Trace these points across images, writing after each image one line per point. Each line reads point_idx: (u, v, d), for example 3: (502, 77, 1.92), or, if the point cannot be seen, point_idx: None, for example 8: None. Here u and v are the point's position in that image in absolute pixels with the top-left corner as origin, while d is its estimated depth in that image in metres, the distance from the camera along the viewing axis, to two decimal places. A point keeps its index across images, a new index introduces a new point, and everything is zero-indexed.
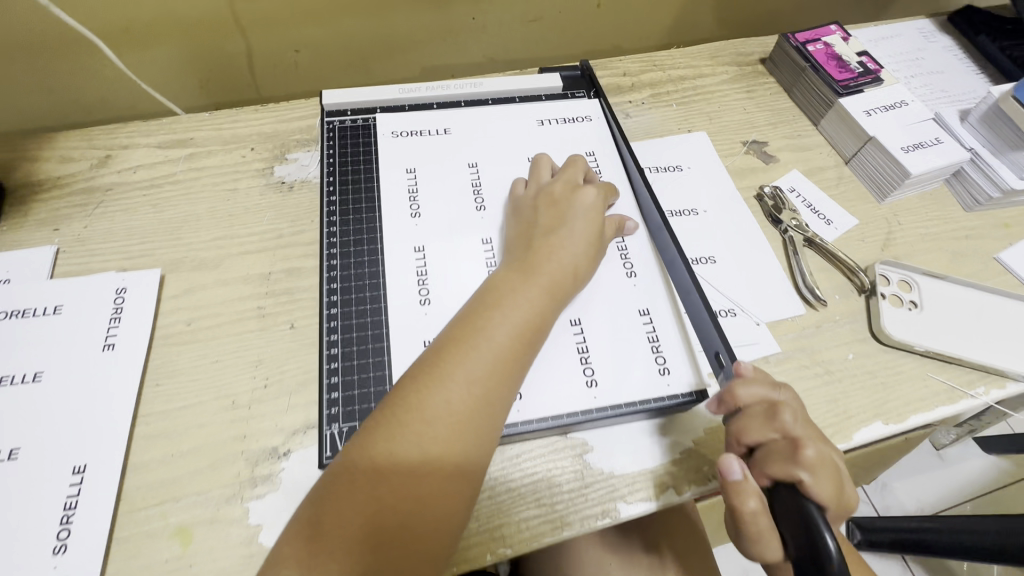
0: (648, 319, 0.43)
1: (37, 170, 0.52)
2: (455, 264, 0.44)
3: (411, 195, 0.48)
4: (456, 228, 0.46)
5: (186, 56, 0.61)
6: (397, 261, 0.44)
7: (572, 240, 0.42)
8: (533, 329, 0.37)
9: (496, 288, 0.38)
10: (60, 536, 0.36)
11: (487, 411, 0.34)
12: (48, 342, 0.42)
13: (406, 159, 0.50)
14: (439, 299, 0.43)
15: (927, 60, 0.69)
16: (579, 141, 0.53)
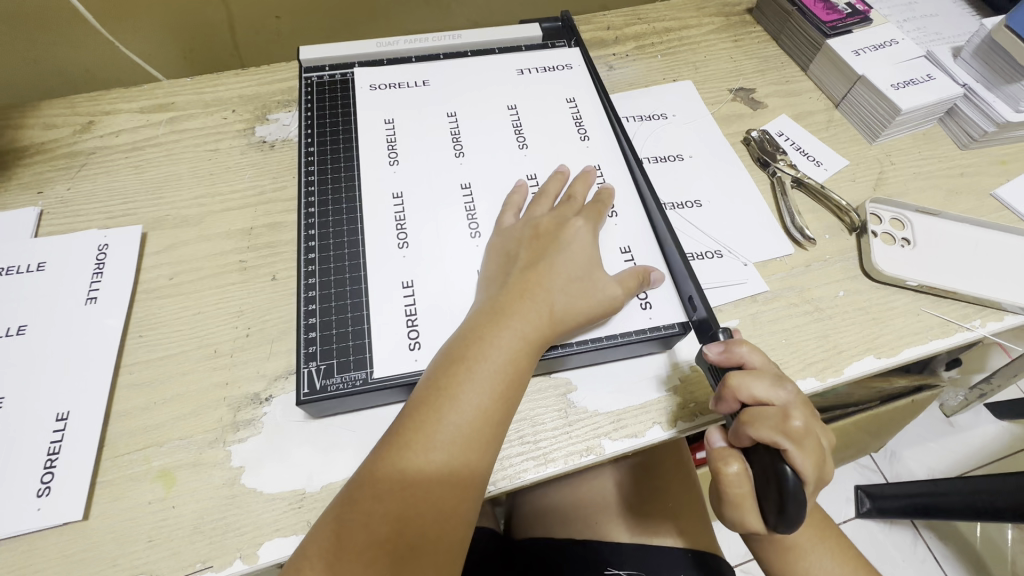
0: (629, 257, 0.43)
1: (22, 136, 0.53)
2: (433, 209, 0.44)
3: (389, 144, 0.48)
4: (434, 174, 0.46)
5: (167, 26, 0.61)
6: (375, 209, 0.44)
7: (558, 281, 0.38)
8: (512, 386, 0.35)
9: (470, 339, 0.35)
10: (43, 480, 0.36)
11: (464, 480, 0.32)
12: (32, 297, 0.43)
13: (384, 111, 0.50)
14: (418, 242, 0.42)
15: (921, 3, 0.67)
16: (559, 88, 0.53)
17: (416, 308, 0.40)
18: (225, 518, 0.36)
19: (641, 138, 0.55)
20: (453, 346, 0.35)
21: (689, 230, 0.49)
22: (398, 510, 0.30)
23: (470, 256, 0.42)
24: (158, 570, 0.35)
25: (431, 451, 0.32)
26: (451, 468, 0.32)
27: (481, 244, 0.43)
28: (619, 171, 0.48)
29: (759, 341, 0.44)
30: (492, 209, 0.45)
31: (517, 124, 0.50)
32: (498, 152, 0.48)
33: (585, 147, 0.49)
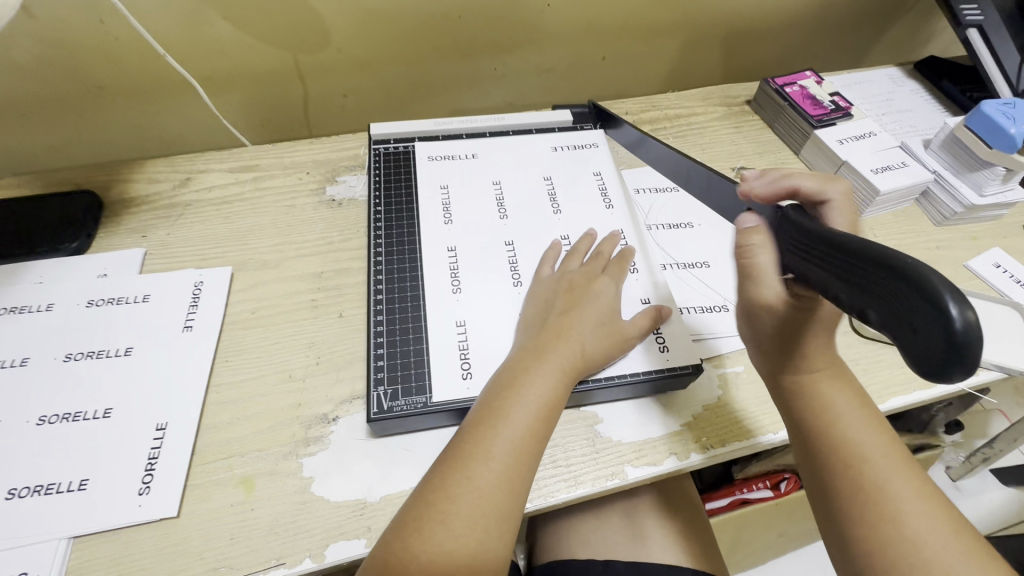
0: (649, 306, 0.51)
1: (130, 189, 0.63)
2: (482, 260, 0.52)
3: (445, 206, 0.57)
4: (483, 231, 0.55)
5: (254, 100, 0.73)
6: (432, 259, 0.52)
7: (590, 324, 0.46)
8: (552, 410, 0.41)
9: (516, 370, 0.42)
10: (144, 480, 0.42)
11: (516, 487, 0.38)
12: (138, 324, 0.50)
13: (440, 178, 0.59)
14: (468, 288, 0.50)
15: (897, 101, 0.77)
16: (588, 163, 0.62)
17: (468, 343, 0.47)
18: (297, 521, 0.41)
19: (656, 206, 0.63)
20: (502, 376, 0.42)
21: (699, 286, 0.56)
22: (463, 510, 0.36)
23: (513, 300, 0.50)
24: (237, 564, 0.39)
25: (490, 460, 0.38)
26: (506, 476, 0.37)
27: (521, 291, 0.50)
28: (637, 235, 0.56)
29: (762, 385, 0.50)
30: (531, 262, 0.53)
31: (552, 192, 0.59)
32: (535, 215, 0.57)
33: (610, 213, 0.57)
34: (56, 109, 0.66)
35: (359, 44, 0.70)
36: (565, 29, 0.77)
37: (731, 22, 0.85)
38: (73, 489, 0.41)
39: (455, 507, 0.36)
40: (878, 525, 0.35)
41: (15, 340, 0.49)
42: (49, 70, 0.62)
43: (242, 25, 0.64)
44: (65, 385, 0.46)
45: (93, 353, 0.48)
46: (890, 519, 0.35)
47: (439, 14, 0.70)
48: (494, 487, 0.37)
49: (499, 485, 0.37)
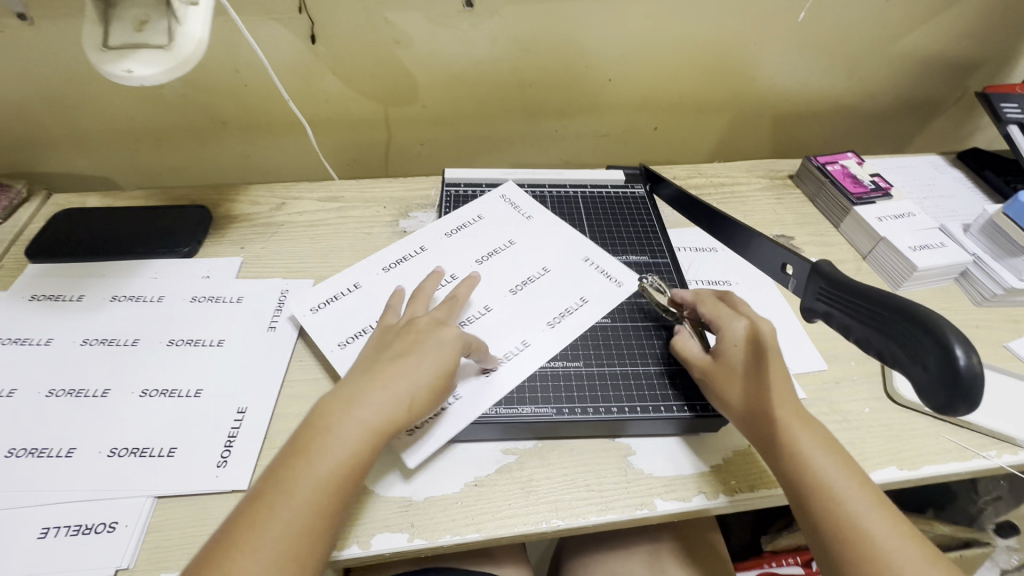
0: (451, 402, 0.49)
1: (235, 208, 0.73)
2: (424, 268, 0.61)
3: (463, 224, 0.66)
4: (452, 259, 0.62)
5: (344, 144, 0.84)
6: (399, 250, 0.63)
7: (421, 380, 0.45)
8: (354, 471, 0.41)
9: (314, 430, 0.42)
10: (223, 453, 0.47)
11: (293, 563, 0.37)
12: (231, 320, 0.58)
13: (482, 209, 0.68)
14: (396, 271, 0.61)
15: (938, 186, 0.81)
16: (594, 288, 0.60)
17: (343, 298, 0.58)
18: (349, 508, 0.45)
19: (696, 264, 0.68)
20: (302, 434, 0.42)
21: None
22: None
23: None
24: None
25: (269, 536, 0.37)
26: (287, 554, 0.37)
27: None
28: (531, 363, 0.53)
29: None
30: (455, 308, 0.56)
31: (533, 279, 0.60)
32: (497, 281, 0.60)
33: (542, 330, 0.55)
34: (184, 137, 0.79)
35: (441, 101, 0.81)
36: (623, 101, 0.86)
37: (778, 104, 0.92)
38: (162, 454, 0.47)
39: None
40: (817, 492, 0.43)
41: (130, 324, 0.57)
42: (187, 105, 0.75)
43: (347, 79, 0.75)
44: (166, 365, 0.53)
45: (192, 341, 0.55)
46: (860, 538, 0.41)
47: (513, 81, 0.80)
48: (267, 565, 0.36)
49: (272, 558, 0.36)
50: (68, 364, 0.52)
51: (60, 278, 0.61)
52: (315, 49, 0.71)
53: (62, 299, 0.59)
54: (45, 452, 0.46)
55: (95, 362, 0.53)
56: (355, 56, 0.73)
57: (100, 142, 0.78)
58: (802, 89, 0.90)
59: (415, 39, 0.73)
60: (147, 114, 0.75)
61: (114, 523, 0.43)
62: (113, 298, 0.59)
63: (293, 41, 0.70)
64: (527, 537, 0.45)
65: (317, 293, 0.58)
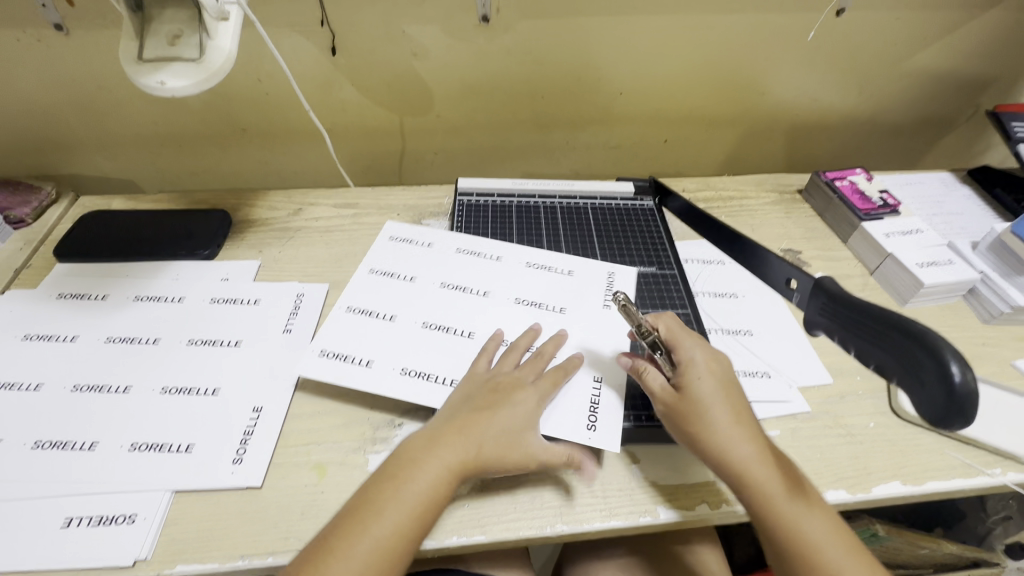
0: (401, 370, 0.52)
1: (254, 213, 0.75)
2: (477, 277, 0.62)
3: (549, 268, 0.64)
4: (500, 280, 0.62)
5: (361, 152, 0.86)
6: (485, 245, 0.66)
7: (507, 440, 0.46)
8: (431, 510, 0.43)
9: (405, 461, 0.45)
10: (239, 451, 0.49)
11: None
12: (249, 322, 0.60)
13: (576, 266, 0.64)
14: (458, 254, 0.65)
15: (947, 203, 0.81)
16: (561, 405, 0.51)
17: (417, 253, 0.65)
18: None
19: (703, 276, 0.69)
20: (399, 462, 0.45)
21: (742, 353, 0.60)
22: None
23: (437, 278, 0.62)
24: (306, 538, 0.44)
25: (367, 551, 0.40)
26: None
27: (430, 316, 0.57)
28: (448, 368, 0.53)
29: (797, 451, 0.52)
30: (452, 309, 0.58)
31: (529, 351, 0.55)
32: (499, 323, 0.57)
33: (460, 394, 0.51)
34: (207, 143, 0.81)
35: (455, 112, 0.83)
36: (634, 114, 0.87)
37: (787, 119, 0.93)
38: (181, 450, 0.48)
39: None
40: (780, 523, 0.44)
41: (152, 323, 0.59)
42: (211, 112, 0.77)
43: (364, 89, 0.78)
44: (186, 364, 0.55)
45: (211, 341, 0.57)
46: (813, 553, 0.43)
47: (526, 94, 0.82)
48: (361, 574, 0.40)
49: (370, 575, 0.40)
50: (92, 360, 0.54)
51: (86, 277, 0.63)
52: (335, 61, 0.74)
53: (88, 297, 0.61)
54: (69, 444, 0.48)
55: (118, 359, 0.55)
56: (374, 68, 0.75)
57: (127, 147, 0.80)
58: (812, 104, 0.91)
59: (431, 52, 0.75)
60: (173, 121, 0.78)
61: (134, 515, 0.45)
62: (136, 298, 0.61)
63: (314, 52, 0.73)
64: (534, 541, 0.46)
65: (388, 259, 0.64)
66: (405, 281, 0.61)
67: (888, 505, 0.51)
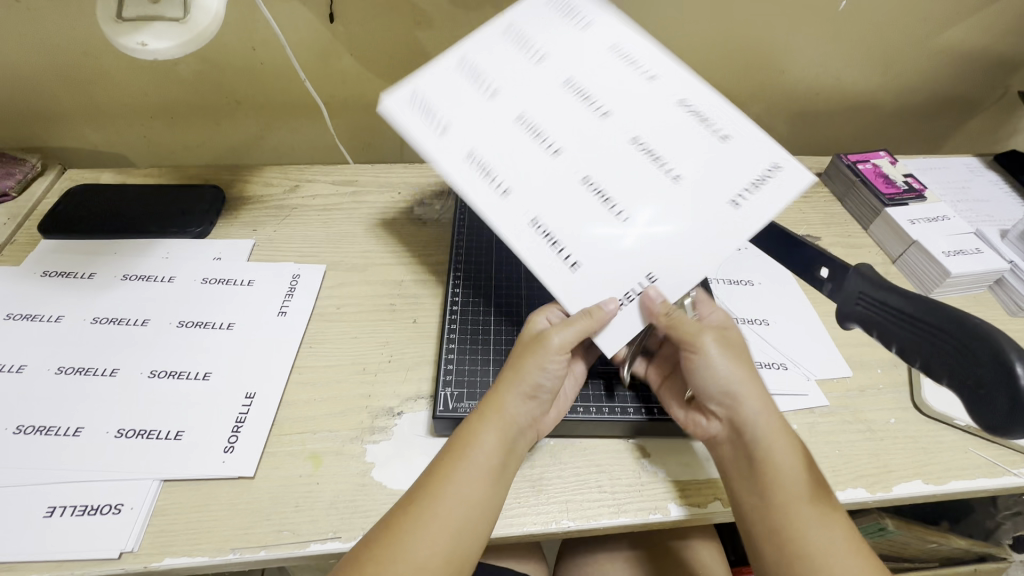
0: (468, 151, 0.47)
1: (249, 189, 0.72)
2: (606, 85, 0.49)
3: (701, 115, 0.47)
4: (620, 109, 0.48)
5: (362, 127, 0.82)
6: (651, 58, 0.50)
7: (528, 396, 0.44)
8: (492, 477, 0.41)
9: (460, 439, 0.42)
10: (230, 439, 0.46)
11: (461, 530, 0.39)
12: (243, 303, 0.57)
13: (726, 132, 0.46)
14: (611, 60, 0.50)
15: (973, 190, 0.77)
16: (562, 265, 0.44)
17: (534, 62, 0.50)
18: (355, 500, 0.44)
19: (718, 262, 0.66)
20: (455, 439, 0.43)
21: (758, 343, 0.57)
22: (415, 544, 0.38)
23: (553, 84, 0.49)
24: (300, 531, 0.42)
25: (420, 526, 0.38)
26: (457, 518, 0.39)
27: (532, 112, 0.48)
28: (482, 173, 0.46)
29: (814, 447, 0.50)
30: (513, 162, 0.47)
31: (599, 190, 0.46)
32: (599, 142, 0.47)
33: (498, 197, 0.46)
34: (200, 115, 0.78)
35: None
36: None
37: (807, 99, 0.88)
38: (169, 438, 0.46)
39: (395, 566, 0.37)
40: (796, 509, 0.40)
41: (140, 303, 0.56)
42: (202, 82, 0.74)
43: (364, 59, 0.74)
44: (176, 347, 0.52)
45: (202, 323, 0.55)
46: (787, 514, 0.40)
47: None
48: (430, 551, 0.38)
49: (440, 549, 0.38)
50: (78, 341, 0.52)
51: (72, 255, 0.61)
52: (334, 29, 0.70)
53: (74, 276, 0.58)
54: (52, 430, 0.46)
55: (105, 341, 0.52)
56: (375, 36, 0.71)
57: (115, 118, 0.77)
58: (834, 83, 0.87)
59: (435, 20, 0.70)
60: (164, 91, 0.74)
61: (120, 505, 0.43)
62: (124, 277, 0.58)
63: (312, 19, 0.68)
64: (538, 537, 0.44)
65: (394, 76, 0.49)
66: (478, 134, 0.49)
67: (908, 504, 0.49)
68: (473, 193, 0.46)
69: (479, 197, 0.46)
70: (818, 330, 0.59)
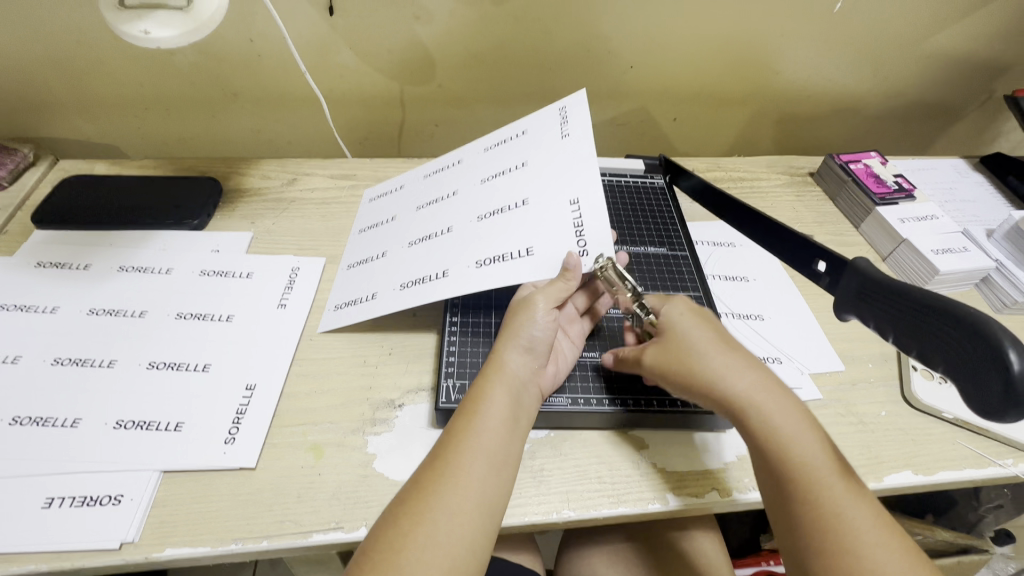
0: (411, 245, 0.58)
1: (246, 182, 0.71)
2: (483, 160, 0.62)
3: (563, 123, 0.59)
4: (503, 158, 0.61)
5: (358, 121, 0.82)
6: (511, 126, 0.64)
7: (536, 356, 0.46)
8: (513, 428, 0.43)
9: (476, 395, 0.44)
10: (231, 430, 0.46)
11: (484, 488, 0.39)
12: (241, 295, 0.57)
13: (574, 123, 0.58)
14: (495, 142, 0.64)
15: (960, 190, 0.79)
16: (523, 265, 0.49)
17: (451, 169, 0.65)
18: (358, 491, 0.44)
19: (714, 258, 0.67)
20: (466, 402, 0.44)
21: (753, 338, 0.58)
22: (442, 511, 0.37)
23: (473, 181, 0.60)
24: (302, 521, 0.42)
25: (454, 475, 0.39)
26: (476, 480, 0.39)
27: (462, 207, 0.58)
28: (435, 272, 0.53)
29: None
30: (501, 239, 0.52)
31: (521, 205, 0.54)
32: (507, 188, 0.57)
33: (461, 269, 0.51)
34: (196, 106, 0.77)
35: (459, 81, 0.79)
36: (643, 90, 0.84)
37: (800, 100, 0.90)
38: (170, 429, 0.46)
39: (432, 514, 0.37)
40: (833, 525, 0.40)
41: (137, 295, 0.56)
42: (200, 74, 0.73)
43: (363, 54, 0.73)
44: (175, 338, 0.52)
45: (201, 315, 0.54)
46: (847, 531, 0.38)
47: (534, 65, 0.78)
48: (466, 498, 0.38)
49: (476, 497, 0.38)
50: (75, 332, 0.52)
51: (67, 246, 0.60)
52: (333, 22, 0.70)
53: (69, 267, 0.57)
54: (49, 421, 0.45)
55: (102, 333, 0.52)
56: (374, 30, 0.71)
57: (109, 109, 0.76)
58: (826, 85, 0.88)
59: (435, 15, 0.71)
60: (159, 81, 0.73)
61: (120, 496, 0.42)
62: (120, 268, 0.58)
63: (311, 11, 0.68)
64: (541, 526, 0.45)
65: (349, 289, 0.58)
66: (444, 234, 0.56)
67: (899, 494, 0.50)
68: (449, 285, 0.50)
69: (445, 287, 0.50)
70: (810, 325, 0.61)
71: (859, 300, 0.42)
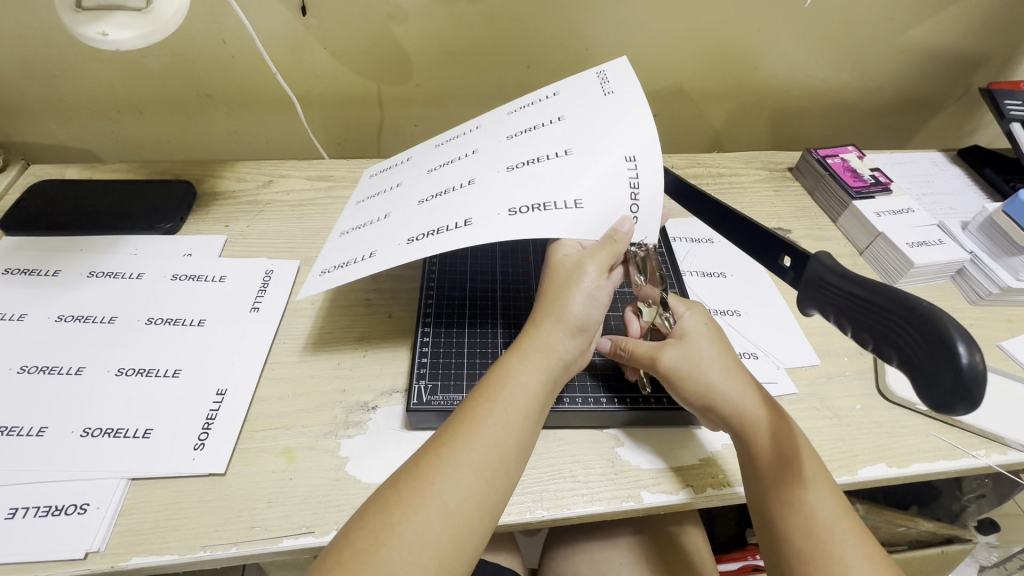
0: (424, 202, 0.52)
1: (221, 185, 0.71)
2: (509, 120, 0.59)
3: (604, 83, 0.58)
4: (537, 115, 0.57)
5: (336, 122, 0.81)
6: (542, 90, 0.61)
7: (571, 331, 0.45)
8: (530, 420, 0.41)
9: (498, 377, 0.42)
10: (201, 436, 0.46)
11: (490, 483, 0.37)
12: (214, 299, 0.56)
13: (618, 84, 0.57)
14: (525, 102, 0.61)
15: (937, 183, 0.80)
16: (572, 219, 0.46)
17: (467, 134, 0.61)
18: (329, 495, 0.44)
19: (692, 255, 0.67)
20: (491, 381, 0.42)
21: (730, 333, 0.58)
22: (443, 502, 0.36)
23: (499, 139, 0.56)
24: (272, 526, 0.42)
25: (458, 468, 0.37)
26: (481, 472, 0.37)
27: (486, 162, 0.54)
28: (457, 221, 0.47)
29: None
30: (541, 187, 0.48)
31: (564, 155, 0.51)
32: (543, 140, 0.53)
33: (496, 216, 0.46)
34: (170, 109, 0.76)
35: (436, 80, 0.78)
36: None
37: (779, 95, 0.90)
38: (138, 436, 0.45)
39: (426, 510, 0.35)
40: (813, 537, 0.39)
41: (107, 300, 0.55)
42: (172, 75, 0.72)
43: (338, 53, 0.73)
44: (146, 344, 0.52)
45: (172, 320, 0.54)
46: (829, 547, 0.39)
47: (511, 63, 0.78)
48: (466, 496, 0.36)
49: (477, 495, 0.37)
50: (42, 340, 0.51)
51: (35, 252, 0.59)
52: (306, 22, 0.69)
53: (38, 273, 0.57)
54: (15, 430, 0.45)
55: (70, 340, 0.51)
56: (348, 29, 0.70)
57: (82, 112, 0.75)
58: (805, 80, 0.88)
59: (409, 14, 0.70)
60: (132, 84, 0.72)
61: (86, 504, 0.42)
62: (90, 274, 0.57)
63: (283, 11, 0.68)
64: (513, 526, 0.44)
65: (340, 255, 0.52)
66: (466, 187, 0.51)
67: (874, 487, 0.50)
68: (483, 232, 0.45)
69: (478, 233, 0.45)
70: (787, 320, 0.61)
71: (816, 293, 0.42)
